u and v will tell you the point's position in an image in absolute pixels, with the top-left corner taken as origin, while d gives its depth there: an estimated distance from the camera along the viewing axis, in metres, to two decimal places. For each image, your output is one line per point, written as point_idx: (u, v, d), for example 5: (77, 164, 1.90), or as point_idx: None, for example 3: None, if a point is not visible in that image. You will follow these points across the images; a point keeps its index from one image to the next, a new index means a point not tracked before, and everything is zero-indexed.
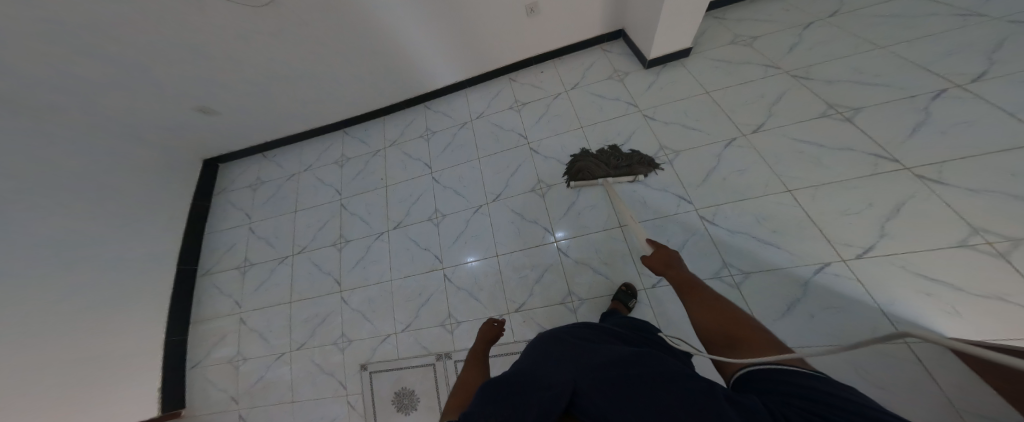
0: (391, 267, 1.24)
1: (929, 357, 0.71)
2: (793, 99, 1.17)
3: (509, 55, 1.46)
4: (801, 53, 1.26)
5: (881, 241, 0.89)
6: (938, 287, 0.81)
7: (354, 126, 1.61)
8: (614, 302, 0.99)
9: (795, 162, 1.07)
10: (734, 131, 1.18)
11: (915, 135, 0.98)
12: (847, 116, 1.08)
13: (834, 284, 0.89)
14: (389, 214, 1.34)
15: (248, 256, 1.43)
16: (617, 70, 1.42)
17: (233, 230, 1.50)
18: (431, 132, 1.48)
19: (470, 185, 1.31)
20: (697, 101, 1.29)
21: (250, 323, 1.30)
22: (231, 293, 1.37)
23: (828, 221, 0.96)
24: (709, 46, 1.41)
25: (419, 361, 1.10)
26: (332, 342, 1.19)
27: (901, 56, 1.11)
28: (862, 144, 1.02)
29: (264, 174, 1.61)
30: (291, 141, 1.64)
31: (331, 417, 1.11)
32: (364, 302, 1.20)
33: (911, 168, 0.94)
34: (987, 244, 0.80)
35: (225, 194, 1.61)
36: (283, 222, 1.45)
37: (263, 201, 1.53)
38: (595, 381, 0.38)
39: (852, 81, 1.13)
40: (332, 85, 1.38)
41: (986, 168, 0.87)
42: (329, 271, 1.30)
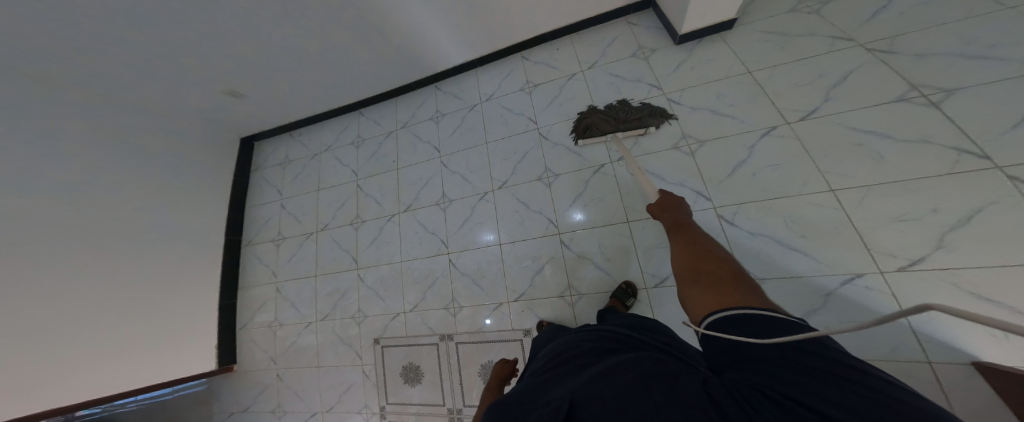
0: (402, 250, 1.30)
1: (949, 379, 0.67)
2: (860, 81, 0.99)
3: (523, 30, 1.35)
4: (879, 22, 1.05)
5: (935, 254, 0.79)
6: (993, 308, 0.73)
7: (368, 107, 1.62)
8: (613, 300, 0.99)
9: (848, 157, 0.93)
10: (777, 119, 1.05)
11: (1019, 128, 0.79)
12: (933, 100, 0.90)
13: (861, 297, 0.83)
14: (400, 198, 1.38)
15: (278, 229, 1.56)
16: (643, 46, 1.28)
17: (266, 205, 1.64)
18: (441, 114, 1.45)
19: (476, 171, 1.30)
20: (735, 82, 1.14)
21: (284, 293, 1.46)
22: (266, 263, 1.53)
23: (873, 228, 0.86)
24: (759, 15, 1.21)
25: (424, 339, 1.19)
26: (350, 316, 1.31)
27: (1011, 27, 0.89)
28: (942, 134, 0.86)
29: (290, 152, 1.69)
30: (311, 122, 1.69)
31: (350, 382, 1.26)
32: (377, 280, 1.31)
33: (1002, 167, 0.78)
34: None
35: (259, 170, 1.74)
36: (308, 200, 1.55)
37: (292, 178, 1.63)
38: (592, 390, 0.36)
39: (946, 55, 0.93)
40: (345, 68, 1.37)
41: None
42: (347, 249, 1.40)
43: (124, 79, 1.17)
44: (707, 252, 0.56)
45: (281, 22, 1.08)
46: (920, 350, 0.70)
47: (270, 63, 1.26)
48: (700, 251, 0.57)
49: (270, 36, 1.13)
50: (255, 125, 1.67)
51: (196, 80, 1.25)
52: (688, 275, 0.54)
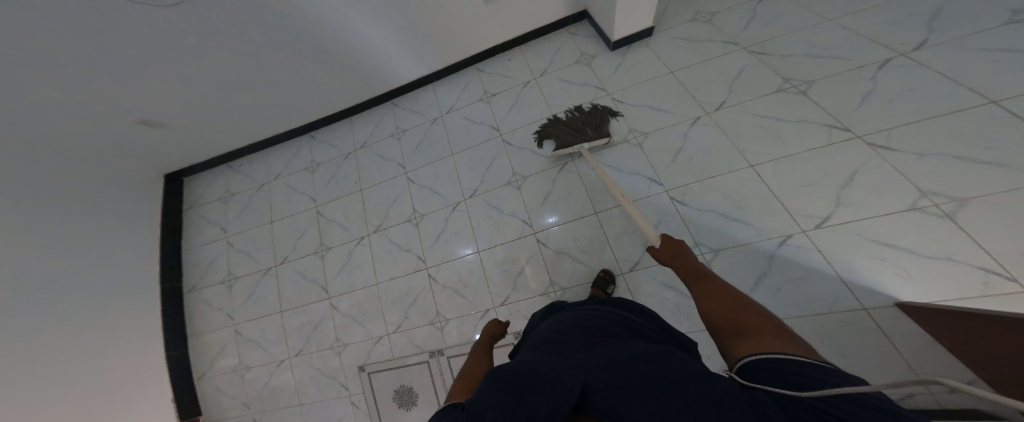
0: (376, 271, 1.23)
1: (887, 325, 0.83)
2: (752, 75, 1.22)
3: (474, 44, 1.43)
4: (756, 28, 1.30)
5: (837, 211, 0.96)
6: (893, 252, 0.87)
7: (319, 129, 1.56)
8: (595, 289, 1.03)
9: (756, 137, 1.12)
10: (699, 110, 1.22)
11: (864, 104, 1.03)
12: (801, 90, 1.14)
13: (795, 255, 0.97)
14: (367, 218, 1.31)
15: (227, 270, 1.42)
16: (585, 53, 1.42)
17: (207, 246, 1.49)
18: (402, 131, 1.44)
19: (445, 182, 1.29)
20: (662, 81, 1.31)
21: (246, 334, 1.32)
22: (219, 307, 1.38)
23: (788, 194, 1.02)
24: (671, 24, 1.42)
25: (414, 359, 1.11)
26: (328, 346, 1.20)
27: (842, 30, 1.18)
28: (816, 115, 1.08)
29: (231, 185, 1.56)
30: (253, 150, 1.59)
31: (338, 417, 1.14)
32: (353, 307, 1.21)
33: (862, 136, 1.00)
34: (935, 206, 0.86)
35: (192, 208, 1.59)
36: (261, 233, 1.41)
37: (235, 213, 1.50)
38: (610, 379, 0.34)
39: (804, 55, 1.19)
40: (291, 90, 1.35)
41: (937, 132, 0.92)
42: (314, 279, 1.29)
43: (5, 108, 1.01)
44: (736, 305, 0.51)
45: (209, 40, 1.04)
46: (855, 298, 0.88)
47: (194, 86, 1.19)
48: (728, 304, 0.52)
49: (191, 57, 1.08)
50: (185, 158, 1.53)
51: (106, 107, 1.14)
52: (726, 330, 0.49)
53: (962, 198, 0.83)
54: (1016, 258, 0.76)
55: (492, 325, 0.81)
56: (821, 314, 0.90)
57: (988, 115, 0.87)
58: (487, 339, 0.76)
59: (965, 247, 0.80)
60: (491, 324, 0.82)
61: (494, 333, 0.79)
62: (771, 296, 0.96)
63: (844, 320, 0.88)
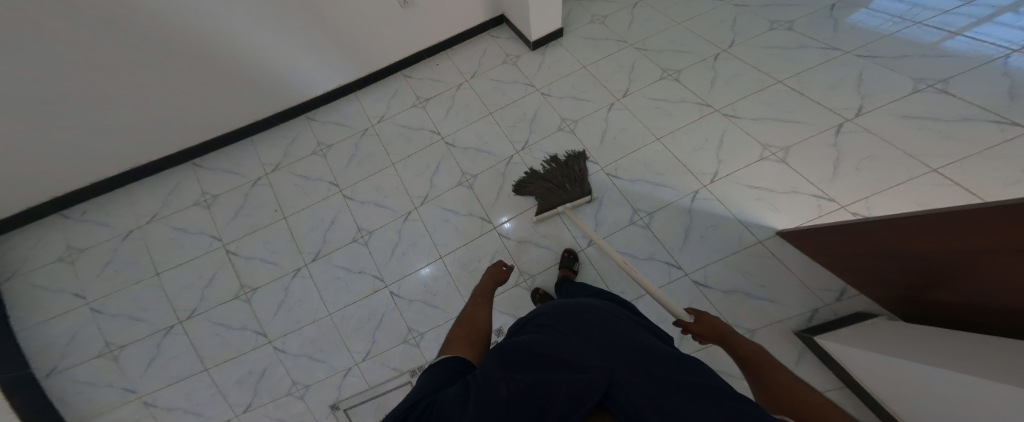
0: (325, 301, 1.06)
1: (777, 249, 1.08)
2: (640, 67, 1.44)
3: (396, 50, 1.38)
4: (637, 29, 1.54)
5: (720, 167, 1.21)
6: (762, 192, 1.14)
7: (209, 155, 1.30)
8: (563, 270, 1.06)
9: (656, 115, 1.33)
10: (611, 97, 1.39)
11: (715, 85, 1.34)
12: (675, 77, 1.40)
13: (706, 206, 1.17)
14: (300, 246, 1.13)
15: (104, 338, 1.05)
16: (509, 54, 1.50)
17: (56, 318, 1.08)
18: (327, 146, 1.31)
19: (390, 193, 1.21)
20: (579, 74, 1.45)
21: (162, 404, 1.00)
22: (109, 383, 1.03)
23: (688, 157, 1.24)
24: (574, 26, 1.58)
25: (394, 383, 0.98)
26: (285, 393, 0.99)
27: (691, 30, 1.49)
28: (689, 96, 1.34)
29: (74, 236, 1.17)
30: (111, 186, 1.23)
31: None
32: (306, 344, 1.03)
33: (720, 109, 1.29)
34: (773, 154, 1.17)
35: (20, 274, 1.13)
36: (144, 289, 1.10)
37: (93, 272, 1.13)
38: (638, 379, 0.29)
39: (670, 51, 1.45)
40: (152, 101, 1.09)
41: (764, 102, 1.26)
42: (243, 325, 1.05)
43: None
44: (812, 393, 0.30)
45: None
46: (751, 234, 1.11)
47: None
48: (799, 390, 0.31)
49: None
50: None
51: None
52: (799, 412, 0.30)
53: (786, 147, 1.17)
54: (830, 184, 1.08)
55: (494, 269, 0.76)
56: (735, 252, 1.10)
57: (781, 90, 1.26)
58: (487, 285, 0.69)
59: (798, 180, 1.12)
60: (493, 267, 0.78)
61: (497, 277, 0.74)
62: (697, 244, 1.14)
63: (749, 252, 1.10)
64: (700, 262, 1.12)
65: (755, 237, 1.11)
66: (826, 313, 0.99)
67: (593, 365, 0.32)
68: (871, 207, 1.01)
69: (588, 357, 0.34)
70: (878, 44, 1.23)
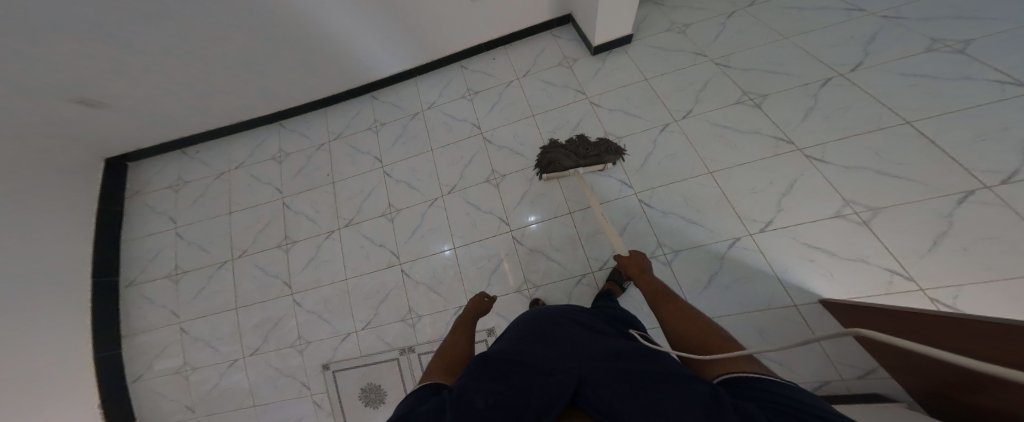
0: (345, 266, 1.22)
1: (810, 316, 0.96)
2: (715, 86, 1.32)
3: (458, 41, 1.46)
4: (722, 42, 1.40)
5: (778, 216, 1.08)
6: (819, 254, 1.00)
7: (288, 118, 1.52)
8: (612, 282, 1.07)
9: (715, 145, 1.22)
10: (668, 117, 1.31)
11: (807, 119, 1.16)
12: (755, 102, 1.25)
13: (741, 256, 1.07)
14: (339, 212, 1.31)
15: (173, 263, 1.34)
16: (567, 56, 1.48)
17: (152, 236, 1.40)
18: (380, 124, 1.45)
19: (423, 178, 1.32)
20: (638, 87, 1.38)
21: (193, 332, 1.25)
22: (164, 304, 1.30)
23: (738, 198, 1.13)
24: (647, 33, 1.49)
25: (383, 356, 1.11)
26: (289, 345, 1.17)
27: (799, 46, 1.29)
28: (767, 127, 1.20)
29: (183, 172, 1.49)
30: (205, 138, 1.51)
31: (297, 417, 1.11)
32: (318, 302, 1.19)
33: (802, 149, 1.12)
34: (855, 214, 1.00)
35: (137, 195, 1.48)
36: (217, 225, 1.36)
37: (185, 203, 1.43)
38: (600, 377, 0.36)
39: (759, 69, 1.30)
40: (256, 72, 1.30)
41: (860, 148, 1.06)
42: (276, 273, 1.25)
43: None
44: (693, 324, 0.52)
45: (162, 22, 1.03)
46: (788, 296, 1.00)
47: (148, 66, 1.14)
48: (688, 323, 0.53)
49: (140, 33, 1.03)
50: (131, 140, 1.43)
51: (32, 81, 1.05)
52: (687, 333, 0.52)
53: (875, 207, 0.99)
54: (913, 260, 0.91)
55: (476, 301, 0.83)
56: (761, 310, 1.01)
57: (902, 133, 1.03)
58: (468, 317, 0.74)
59: (872, 248, 0.95)
60: (476, 299, 0.85)
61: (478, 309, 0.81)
62: (720, 294, 1.06)
63: (778, 314, 0.99)
64: (719, 311, 1.05)
65: (793, 301, 0.99)
66: (838, 388, 0.88)
67: (562, 368, 0.38)
68: (960, 296, 0.83)
69: (558, 359, 0.40)
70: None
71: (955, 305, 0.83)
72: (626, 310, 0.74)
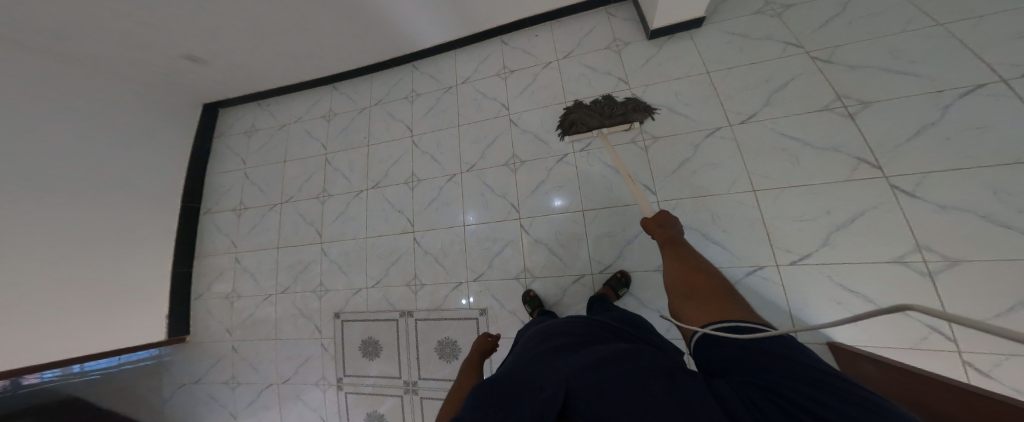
0: (367, 226, 1.37)
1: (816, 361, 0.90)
2: (800, 86, 1.09)
3: (500, 15, 1.39)
4: (834, 28, 1.11)
5: (822, 249, 0.95)
6: (853, 298, 0.90)
7: (339, 80, 1.63)
8: (606, 286, 1.08)
9: (773, 160, 1.05)
10: (722, 120, 1.14)
11: (917, 137, 0.93)
12: (852, 110, 1.02)
13: (759, 285, 0.98)
14: (368, 174, 1.43)
15: (239, 199, 1.60)
16: (617, 39, 1.35)
17: (227, 173, 1.67)
18: (416, 95, 1.50)
19: (446, 153, 1.38)
20: (694, 80, 1.21)
21: (243, 263, 1.51)
22: (226, 234, 1.57)
23: (778, 226, 1.00)
24: (728, 14, 1.25)
25: (385, 315, 1.27)
26: (312, 289, 1.38)
27: (957, 37, 0.97)
28: (850, 144, 0.99)
29: (256, 120, 1.71)
30: (270, 94, 1.70)
31: (308, 354, 1.35)
32: (340, 254, 1.37)
33: (889, 176, 0.93)
34: (922, 262, 0.86)
35: (222, 137, 1.74)
36: (272, 171, 1.58)
37: (254, 148, 1.66)
38: (588, 381, 0.39)
39: (875, 68, 1.03)
40: (311, 44, 1.39)
41: (974, 182, 0.85)
42: (312, 222, 1.44)
43: (70, 30, 1.12)
44: (699, 272, 0.64)
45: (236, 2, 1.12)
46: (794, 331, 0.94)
47: (225, 38, 1.27)
48: (696, 270, 0.65)
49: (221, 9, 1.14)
50: (216, 92, 1.65)
51: (135, 43, 1.23)
52: (684, 285, 0.64)
53: (955, 259, 0.83)
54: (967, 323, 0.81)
55: (481, 342, 0.88)
56: None
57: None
58: (476, 357, 0.81)
59: (922, 304, 0.85)
60: (481, 339, 0.90)
61: (483, 349, 0.87)
62: None
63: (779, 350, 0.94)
64: None
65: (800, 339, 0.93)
66: None
67: (552, 381, 0.41)
68: (1002, 364, 0.73)
69: (549, 375, 0.42)
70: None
71: (991, 371, 0.74)
72: (625, 310, 0.80)
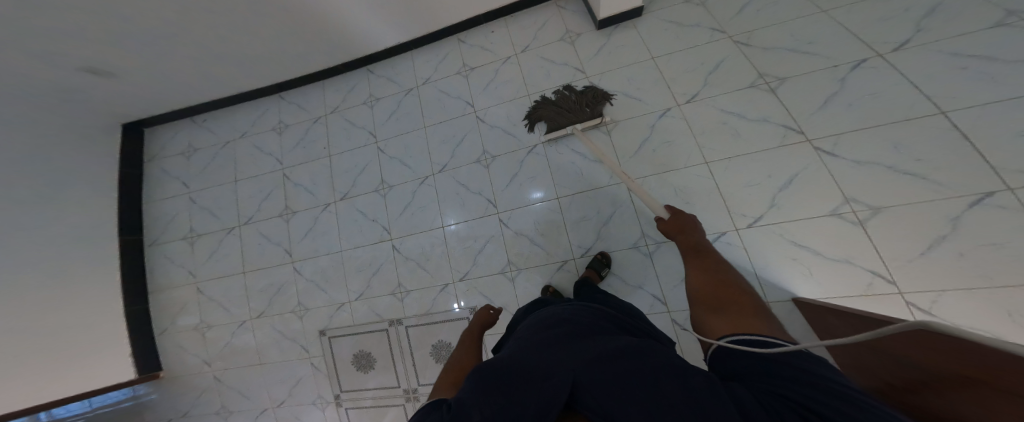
0: (341, 239, 1.30)
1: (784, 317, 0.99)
2: (728, 68, 1.21)
3: (453, 11, 1.38)
4: (748, 15, 1.25)
5: (771, 211, 1.05)
6: (804, 253, 0.99)
7: (286, 90, 1.52)
8: (590, 269, 1.12)
9: (717, 134, 1.16)
10: (670, 101, 1.23)
11: (826, 106, 1.07)
12: (772, 86, 1.15)
13: (725, 250, 1.07)
14: (335, 186, 1.36)
15: (188, 226, 1.44)
16: (570, 30, 1.40)
17: (169, 200, 1.49)
18: (374, 99, 1.45)
19: (415, 156, 1.34)
20: (643, 66, 1.30)
21: (208, 293, 1.37)
22: (181, 264, 1.42)
23: (731, 191, 1.10)
24: (662, 4, 1.35)
25: (374, 326, 1.22)
26: (290, 310, 1.28)
27: (838, 22, 1.14)
28: (778, 115, 1.11)
29: (193, 140, 1.54)
30: (209, 107, 1.54)
31: (298, 376, 1.26)
32: (316, 272, 1.29)
33: (811, 140, 1.05)
34: (852, 213, 0.97)
35: (154, 161, 1.56)
36: (224, 193, 1.43)
37: (196, 170, 1.49)
38: (598, 376, 0.38)
39: (786, 49, 1.17)
40: (253, 51, 1.30)
41: (874, 139, 0.99)
42: (279, 242, 1.34)
43: None
44: (729, 289, 0.60)
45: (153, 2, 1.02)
46: (763, 292, 1.02)
47: (144, 42, 1.15)
48: (723, 286, 0.62)
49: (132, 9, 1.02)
50: (141, 109, 1.47)
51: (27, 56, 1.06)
52: (709, 299, 0.61)
53: (877, 207, 0.95)
54: (901, 264, 0.90)
55: (482, 314, 0.88)
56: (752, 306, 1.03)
57: (936, 125, 0.93)
58: (475, 329, 0.81)
59: (860, 250, 0.94)
60: (482, 312, 0.90)
61: (483, 322, 0.86)
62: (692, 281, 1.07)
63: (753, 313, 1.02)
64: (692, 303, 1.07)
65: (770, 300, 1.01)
66: None
67: (560, 371, 0.40)
68: (938, 301, 0.84)
69: (556, 365, 0.41)
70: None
71: (931, 310, 0.85)
72: (624, 301, 0.80)
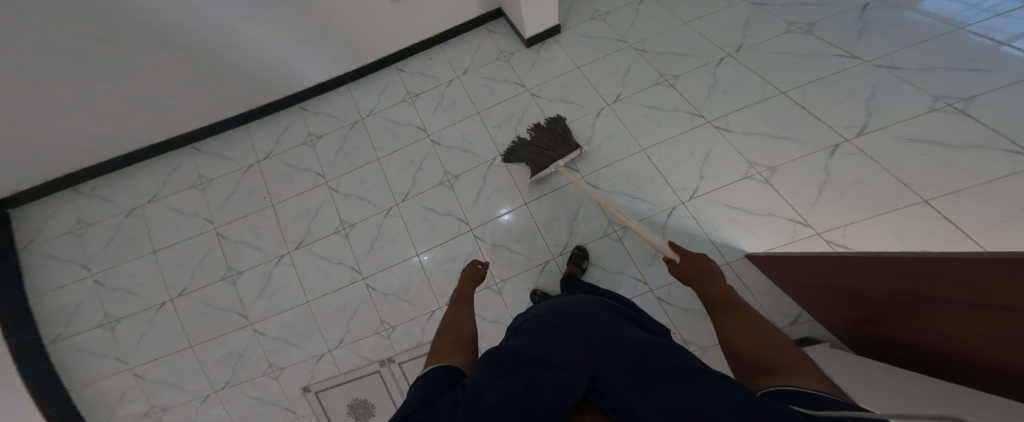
0: (305, 289, 1.16)
1: (743, 274, 1.09)
2: (635, 72, 1.39)
3: (385, 41, 1.40)
4: (637, 28, 1.47)
5: (702, 183, 1.19)
6: (738, 212, 1.13)
7: (206, 139, 1.38)
8: (571, 265, 1.15)
9: (644, 124, 1.31)
10: (601, 102, 1.37)
11: (713, 93, 1.28)
12: (671, 83, 1.35)
13: (680, 224, 1.17)
14: (286, 234, 1.22)
15: (102, 312, 1.17)
16: (503, 50, 1.50)
17: (71, 285, 1.21)
18: (315, 138, 1.37)
19: (373, 188, 1.28)
20: (572, 75, 1.43)
21: (150, 376, 1.13)
22: (104, 355, 1.16)
23: (670, 170, 1.23)
24: (574, 22, 1.53)
25: (363, 371, 1.09)
26: (261, 374, 1.11)
27: (697, 32, 1.39)
28: (681, 104, 1.30)
29: (84, 213, 1.28)
30: (112, 166, 1.32)
31: None
32: (284, 328, 1.13)
33: (711, 120, 1.25)
34: (758, 174, 1.14)
35: (37, 245, 1.27)
36: (142, 267, 1.19)
37: (96, 247, 1.23)
38: (619, 371, 0.34)
39: (670, 53, 1.39)
40: (165, 97, 1.21)
41: (753, 116, 1.20)
42: (227, 307, 1.15)
43: None
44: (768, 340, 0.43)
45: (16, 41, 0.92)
46: (721, 255, 1.11)
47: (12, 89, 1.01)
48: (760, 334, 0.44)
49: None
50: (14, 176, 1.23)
51: None
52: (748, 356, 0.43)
53: (772, 165, 1.13)
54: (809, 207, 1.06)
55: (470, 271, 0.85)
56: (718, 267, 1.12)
57: (782, 103, 1.18)
58: (464, 289, 0.78)
59: (773, 202, 1.10)
60: (469, 269, 0.87)
61: (472, 279, 0.83)
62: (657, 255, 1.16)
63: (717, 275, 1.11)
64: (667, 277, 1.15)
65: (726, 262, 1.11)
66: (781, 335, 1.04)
67: (577, 362, 0.37)
68: (847, 235, 0.98)
69: (572, 358, 0.38)
70: (905, 52, 1.09)
71: (845, 243, 0.98)
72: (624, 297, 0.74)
